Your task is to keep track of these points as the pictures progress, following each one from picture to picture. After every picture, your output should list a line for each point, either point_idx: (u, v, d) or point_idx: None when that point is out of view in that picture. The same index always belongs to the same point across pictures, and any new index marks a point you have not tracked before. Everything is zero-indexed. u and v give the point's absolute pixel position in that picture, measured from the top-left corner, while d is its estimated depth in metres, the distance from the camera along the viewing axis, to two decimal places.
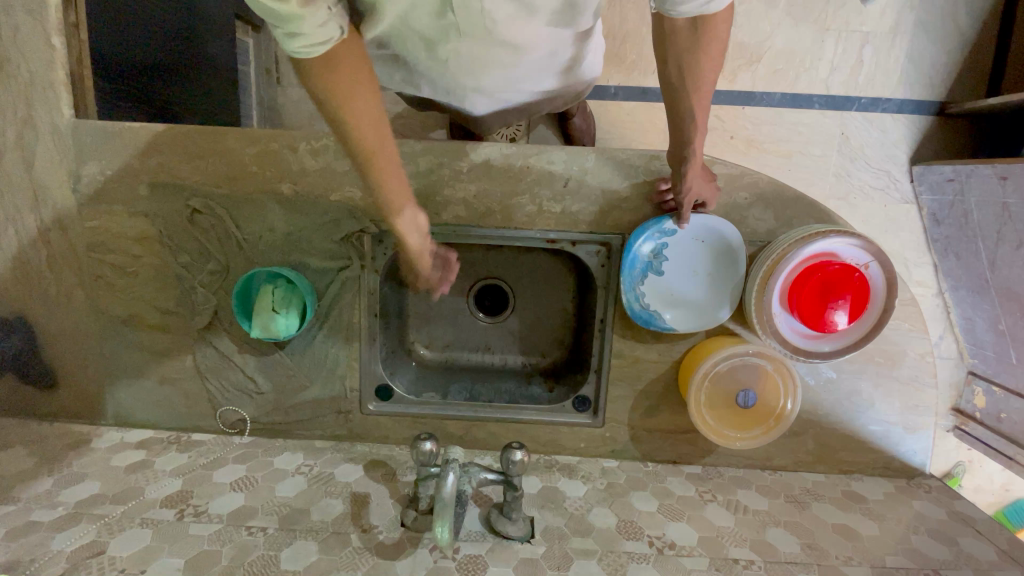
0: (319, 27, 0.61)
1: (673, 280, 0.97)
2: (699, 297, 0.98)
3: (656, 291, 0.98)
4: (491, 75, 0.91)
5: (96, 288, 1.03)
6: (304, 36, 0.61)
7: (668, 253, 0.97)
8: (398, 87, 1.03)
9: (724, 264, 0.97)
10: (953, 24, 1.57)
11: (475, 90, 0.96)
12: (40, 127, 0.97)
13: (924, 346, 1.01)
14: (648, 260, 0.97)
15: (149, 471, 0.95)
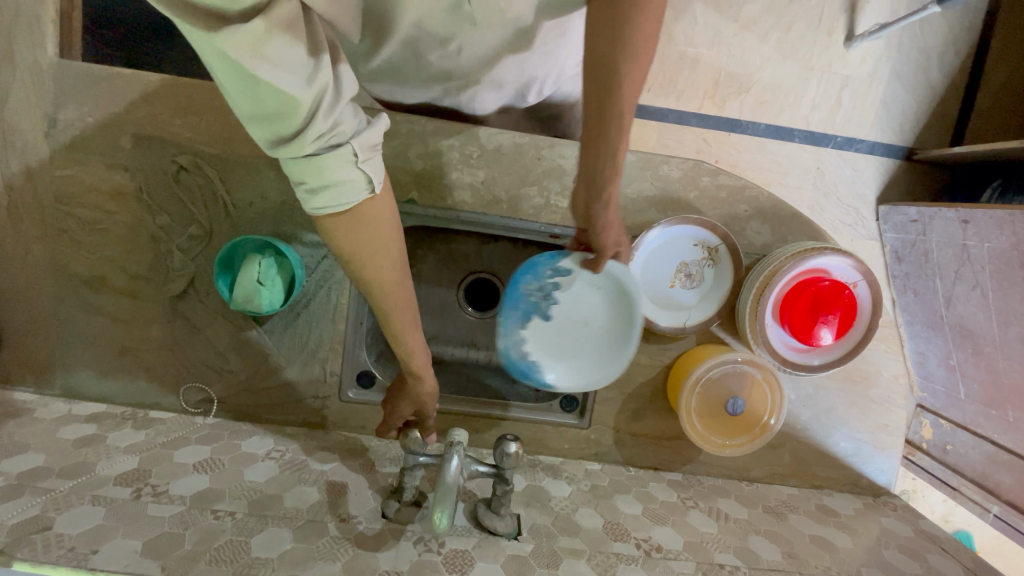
0: (345, 174, 0.55)
1: (565, 326, 0.86)
2: (592, 350, 0.87)
3: (540, 338, 0.86)
4: (509, 69, 0.83)
5: (59, 244, 0.94)
6: (326, 189, 0.55)
7: (558, 296, 0.84)
8: (407, 97, 0.91)
9: (614, 312, 0.85)
10: (924, 76, 1.70)
11: (493, 85, 0.86)
12: (16, 62, 0.89)
13: (897, 367, 1.06)
14: (537, 302, 0.84)
15: (102, 447, 0.86)
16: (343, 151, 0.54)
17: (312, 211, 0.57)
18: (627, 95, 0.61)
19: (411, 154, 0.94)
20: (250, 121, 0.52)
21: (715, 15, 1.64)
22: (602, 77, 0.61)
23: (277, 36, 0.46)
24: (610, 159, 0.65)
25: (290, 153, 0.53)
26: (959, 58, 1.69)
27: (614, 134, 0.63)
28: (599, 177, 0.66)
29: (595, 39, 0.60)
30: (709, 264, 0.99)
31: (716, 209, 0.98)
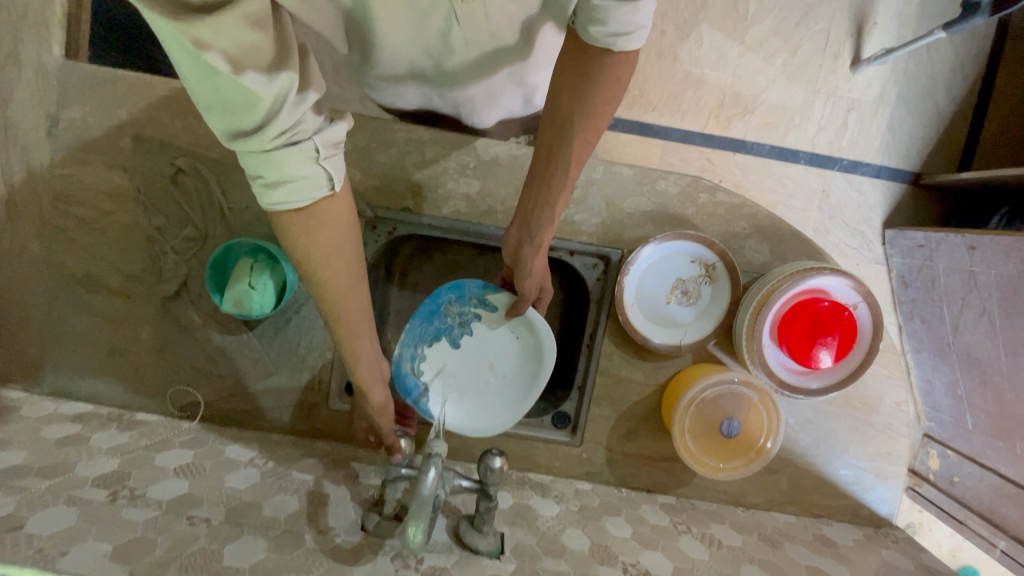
0: (306, 171, 0.55)
1: (472, 358, 0.96)
2: (485, 387, 0.96)
3: (438, 360, 0.95)
4: (504, 85, 0.83)
5: (55, 241, 0.95)
6: (284, 183, 0.55)
7: (474, 328, 0.95)
8: (405, 108, 0.91)
9: (524, 363, 0.95)
10: (931, 102, 1.69)
11: (490, 104, 0.86)
12: (24, 62, 0.91)
13: (900, 394, 1.03)
14: (452, 325, 0.94)
15: (83, 447, 0.85)
16: (304, 147, 0.54)
17: (267, 205, 0.57)
18: (578, 149, 0.68)
19: (408, 163, 0.94)
20: (205, 110, 0.50)
21: (721, 37, 1.65)
22: (558, 130, 0.68)
23: (241, 27, 0.45)
24: (546, 207, 0.73)
25: (247, 146, 0.51)
26: (966, 84, 1.68)
27: (557, 185, 0.71)
28: (534, 220, 0.75)
29: (559, 92, 0.67)
30: (707, 281, 0.97)
31: (714, 226, 0.97)
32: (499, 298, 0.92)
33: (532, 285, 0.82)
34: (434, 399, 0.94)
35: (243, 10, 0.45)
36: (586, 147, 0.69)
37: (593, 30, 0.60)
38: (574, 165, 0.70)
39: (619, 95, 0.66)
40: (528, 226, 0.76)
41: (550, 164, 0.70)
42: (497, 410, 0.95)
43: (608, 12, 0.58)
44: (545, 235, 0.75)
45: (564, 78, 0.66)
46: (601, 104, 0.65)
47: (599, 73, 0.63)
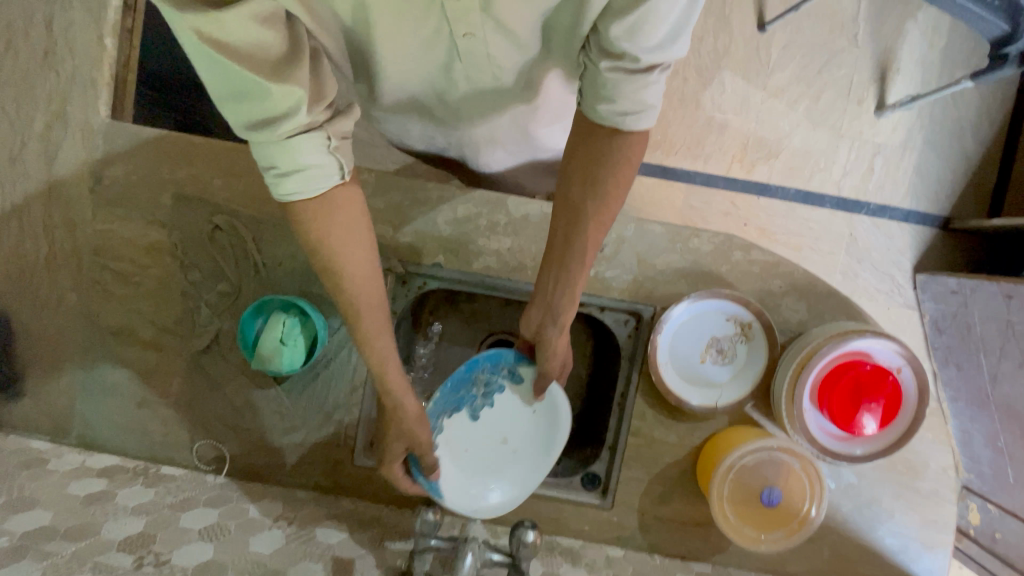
0: (319, 159, 0.60)
1: (487, 429, 0.92)
2: (496, 460, 0.93)
3: (454, 428, 0.90)
4: (501, 123, 0.87)
5: (92, 294, 0.96)
6: (298, 170, 0.60)
7: (493, 400, 0.91)
8: (413, 141, 1.00)
9: (540, 434, 0.93)
10: (959, 146, 1.67)
11: (489, 141, 0.93)
12: (72, 122, 0.95)
13: (945, 458, 1.01)
14: (473, 394, 0.90)
15: (110, 505, 0.83)
16: (316, 137, 0.59)
17: (282, 196, 0.61)
18: (595, 232, 0.71)
19: (440, 220, 0.95)
20: (227, 107, 0.57)
21: (743, 83, 1.67)
22: (575, 216, 0.71)
23: (250, 23, 0.52)
24: (567, 289, 0.75)
25: (265, 136, 0.57)
26: (994, 128, 1.67)
27: (578, 267, 0.73)
28: (555, 302, 0.77)
29: (571, 180, 0.71)
30: (742, 340, 0.95)
31: (749, 284, 0.95)
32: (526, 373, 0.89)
33: (555, 362, 0.85)
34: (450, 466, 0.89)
35: (254, 9, 0.52)
36: (603, 230, 0.71)
37: (602, 108, 0.64)
38: (593, 249, 0.72)
39: (633, 172, 0.69)
40: (551, 311, 0.78)
41: (565, 251, 0.73)
42: (506, 483, 0.93)
43: (616, 90, 0.62)
44: (567, 314, 0.78)
45: (576, 163, 0.70)
46: (615, 185, 0.68)
47: (612, 149, 0.67)
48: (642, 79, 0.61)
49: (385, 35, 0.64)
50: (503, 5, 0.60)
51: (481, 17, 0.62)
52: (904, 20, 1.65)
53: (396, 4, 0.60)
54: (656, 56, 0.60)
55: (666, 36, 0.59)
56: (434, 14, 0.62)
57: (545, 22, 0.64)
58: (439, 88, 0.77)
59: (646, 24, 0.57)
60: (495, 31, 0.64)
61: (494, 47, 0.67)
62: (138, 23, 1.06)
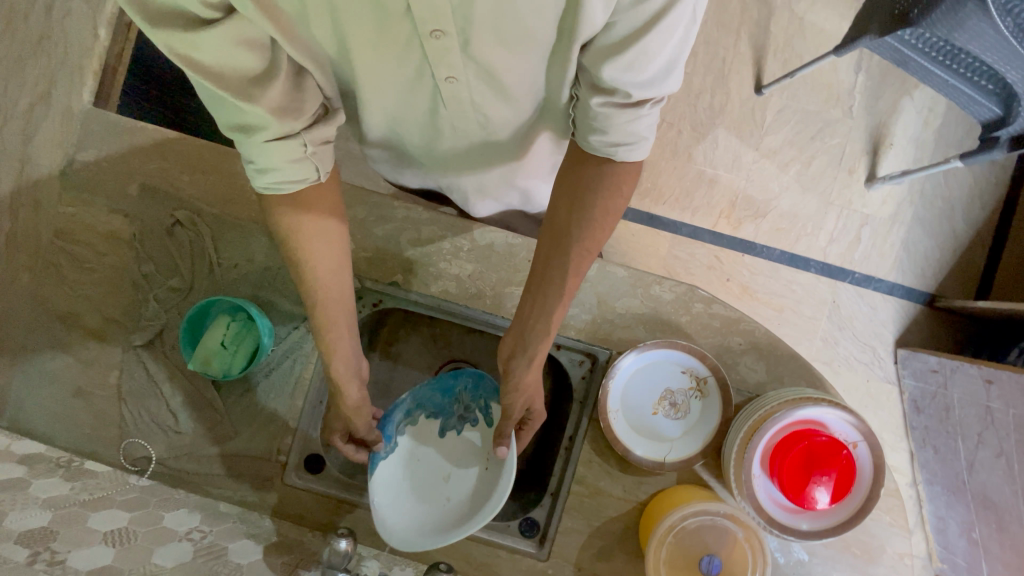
0: (291, 164, 0.63)
1: (443, 458, 0.93)
2: (433, 497, 0.89)
3: (420, 439, 0.94)
4: (493, 177, 0.92)
5: (46, 276, 0.95)
6: (274, 170, 0.63)
7: (465, 430, 0.94)
8: (410, 184, 1.04)
9: (477, 494, 0.87)
10: (948, 225, 1.67)
11: (477, 191, 0.96)
12: (54, 105, 0.96)
13: (903, 544, 0.93)
14: (452, 415, 0.95)
15: (18, 495, 0.76)
16: (294, 142, 0.61)
17: (259, 188, 0.65)
18: (576, 257, 0.72)
19: (403, 240, 0.94)
20: (213, 109, 0.59)
21: (736, 141, 1.69)
22: (558, 240, 0.72)
23: (225, 46, 0.53)
24: (543, 318, 0.76)
25: (241, 139, 0.60)
26: (984, 212, 1.67)
27: (556, 292, 0.74)
28: (529, 330, 0.77)
29: (558, 203, 0.72)
30: (697, 396, 0.92)
31: (708, 337, 0.93)
32: (497, 416, 0.93)
33: (517, 403, 0.83)
34: (392, 460, 0.91)
35: (234, 33, 0.52)
36: (584, 258, 0.72)
37: (594, 140, 0.65)
38: (571, 276, 0.73)
39: (620, 206, 0.70)
40: (523, 339, 0.78)
41: (547, 276, 0.74)
42: (417, 519, 0.87)
43: (608, 122, 0.62)
44: (540, 346, 0.77)
45: (565, 189, 0.71)
46: (600, 214, 0.69)
47: (600, 182, 0.68)
48: (635, 112, 0.60)
49: (367, 73, 0.66)
50: (481, 51, 0.60)
51: (461, 58, 0.62)
52: (898, 98, 1.69)
53: (376, 42, 0.60)
54: (648, 91, 0.59)
55: (660, 72, 0.57)
56: (414, 56, 0.63)
57: (537, 78, 0.67)
58: (427, 135, 0.80)
59: (640, 61, 0.56)
60: (477, 78, 0.65)
61: (476, 92, 0.68)
62: (138, 19, 1.09)
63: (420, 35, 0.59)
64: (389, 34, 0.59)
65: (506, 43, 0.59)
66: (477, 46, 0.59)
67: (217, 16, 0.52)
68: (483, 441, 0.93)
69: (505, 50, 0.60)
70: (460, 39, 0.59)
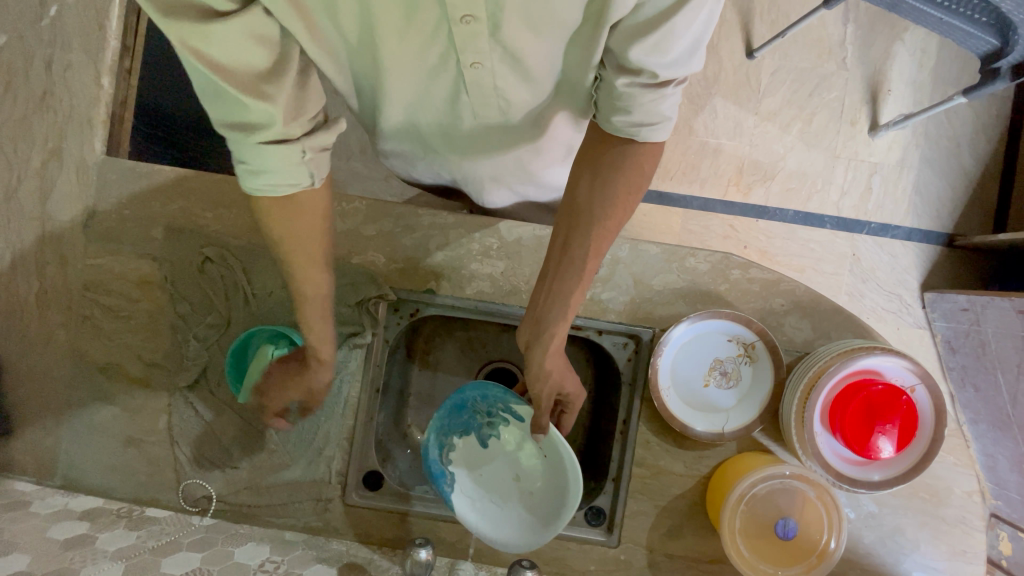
0: (285, 167, 0.62)
1: (499, 464, 0.93)
2: (514, 500, 0.90)
3: (463, 461, 0.93)
4: (509, 165, 0.91)
5: (82, 330, 0.95)
6: (267, 172, 0.62)
7: (501, 429, 0.93)
8: (421, 176, 1.03)
9: (552, 479, 0.88)
10: (957, 163, 1.66)
11: (492, 180, 0.96)
12: (67, 159, 0.96)
13: (970, 483, 0.92)
14: (479, 422, 0.93)
15: (90, 550, 0.76)
16: (291, 149, 0.60)
17: (250, 188, 0.64)
18: (596, 237, 0.70)
19: (432, 246, 0.94)
20: (209, 102, 0.57)
21: (735, 108, 1.68)
22: (579, 219, 0.71)
23: (239, 39, 0.52)
24: (559, 299, 0.74)
25: (239, 138, 0.59)
26: (991, 145, 1.66)
27: (572, 272, 0.72)
28: (547, 312, 0.75)
29: (579, 182, 0.71)
30: (747, 362, 0.92)
31: (750, 303, 0.92)
32: (523, 410, 0.90)
33: (544, 390, 0.82)
34: (461, 491, 0.91)
35: (249, 26, 0.52)
36: (605, 236, 0.71)
37: (617, 119, 0.64)
38: (591, 255, 0.71)
39: (643, 183, 0.69)
40: (541, 320, 0.76)
41: (568, 254, 0.72)
42: (516, 526, 0.88)
43: (632, 103, 0.62)
44: (557, 328, 0.75)
45: (587, 166, 0.70)
46: (623, 191, 0.68)
47: (626, 155, 0.67)
48: (659, 91, 0.60)
49: (392, 64, 0.65)
50: (511, 34, 0.60)
51: (489, 43, 0.61)
52: (891, 42, 1.68)
53: (403, 30, 0.61)
54: (673, 71, 0.59)
55: (685, 51, 0.58)
56: (440, 41, 0.62)
57: (559, 58, 0.66)
58: (444, 124, 0.79)
59: (665, 41, 0.56)
60: (503, 61, 0.64)
61: (499, 77, 0.67)
62: (136, 63, 1.08)
63: (449, 20, 0.59)
64: (417, 19, 0.59)
65: (534, 25, 0.59)
66: (507, 29, 0.59)
67: (231, 8, 0.51)
68: (523, 436, 0.91)
69: (532, 30, 0.60)
70: (490, 23, 0.59)
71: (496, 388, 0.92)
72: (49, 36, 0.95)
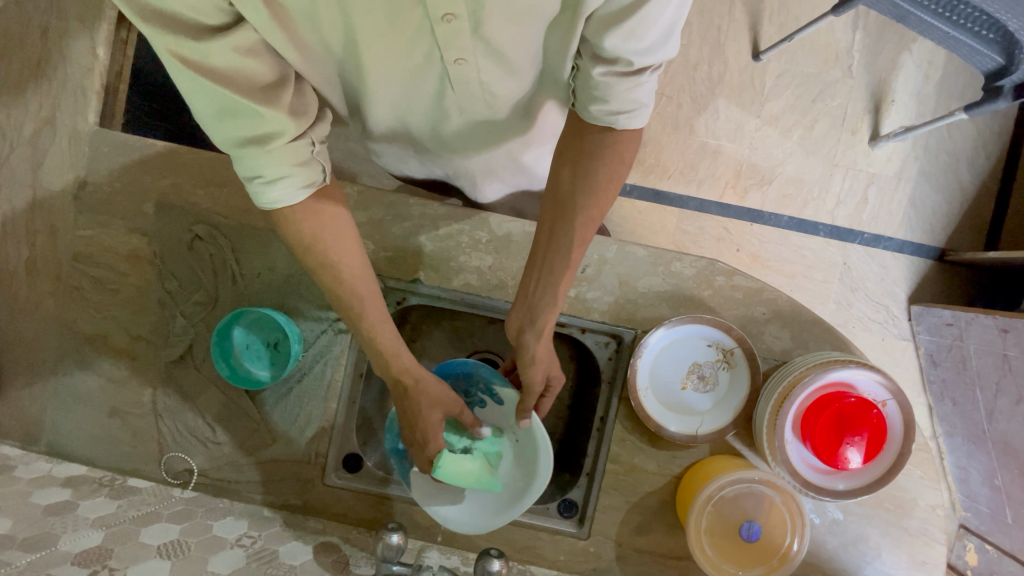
0: (298, 168, 0.62)
1: None
2: None
3: None
4: (499, 157, 0.91)
5: (69, 301, 0.95)
6: (283, 177, 0.61)
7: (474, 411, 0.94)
8: (412, 172, 1.02)
9: (514, 467, 0.91)
10: (954, 177, 1.66)
11: (482, 174, 0.96)
12: (59, 128, 0.95)
13: (936, 497, 0.94)
14: None
15: (69, 516, 0.78)
16: (301, 146, 0.61)
17: (264, 201, 0.63)
18: (581, 228, 0.71)
19: (422, 237, 0.95)
20: (212, 122, 0.57)
21: (737, 111, 1.68)
22: (563, 208, 0.71)
23: (230, 52, 0.53)
24: (549, 288, 0.76)
25: (249, 150, 0.59)
26: (990, 161, 1.66)
27: (562, 263, 0.73)
28: (537, 301, 0.77)
29: (560, 171, 0.71)
30: (725, 367, 0.94)
31: (732, 310, 0.94)
32: (506, 393, 0.91)
33: (536, 374, 0.82)
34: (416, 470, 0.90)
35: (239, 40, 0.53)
36: (589, 226, 0.72)
37: (594, 108, 0.64)
38: (577, 246, 0.72)
39: (623, 171, 0.69)
40: (534, 308, 0.78)
41: (554, 243, 0.73)
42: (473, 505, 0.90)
43: (609, 92, 0.62)
44: (549, 316, 0.77)
45: (567, 156, 0.70)
46: (603, 181, 0.68)
47: (603, 146, 0.67)
48: (636, 79, 0.60)
49: (374, 66, 0.66)
50: (493, 31, 0.60)
51: (472, 40, 0.61)
52: (898, 52, 1.67)
53: (386, 33, 0.60)
54: (648, 58, 0.59)
55: (658, 38, 0.58)
56: (424, 42, 0.62)
57: (539, 46, 0.65)
58: (433, 120, 0.79)
59: (640, 28, 0.56)
60: (486, 56, 0.64)
61: (484, 73, 0.67)
62: (133, 35, 1.08)
63: (431, 19, 0.59)
64: (400, 21, 0.59)
65: (515, 20, 0.58)
66: (489, 26, 0.59)
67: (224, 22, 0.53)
68: (494, 421, 0.93)
69: (515, 26, 0.59)
70: (471, 21, 0.59)
71: (484, 368, 0.91)
72: (46, 4, 0.94)
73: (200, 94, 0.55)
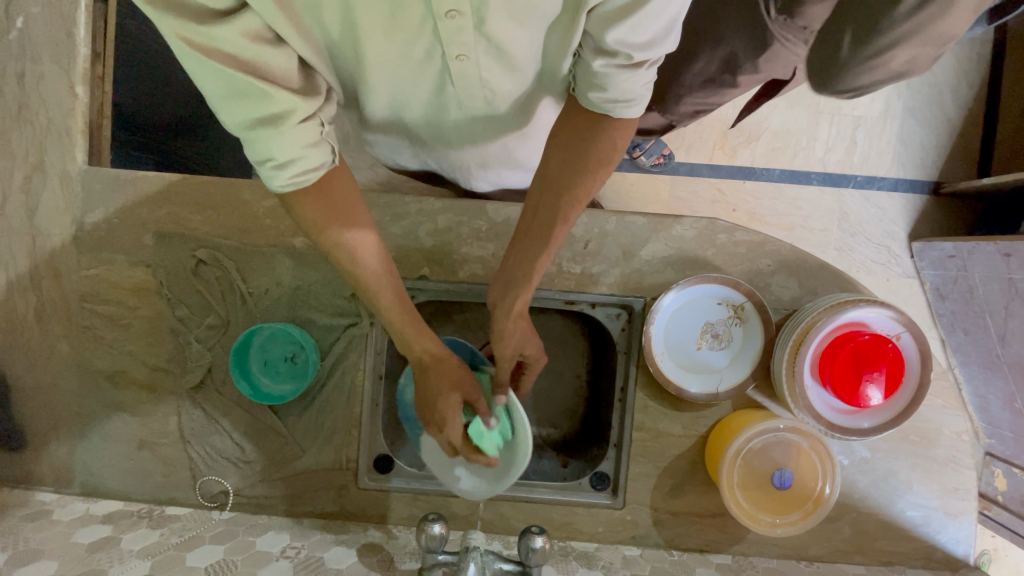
0: (311, 148, 0.61)
1: None
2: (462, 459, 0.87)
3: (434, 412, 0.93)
4: (495, 151, 0.90)
5: (83, 341, 0.96)
6: (295, 157, 0.60)
7: None
8: (407, 164, 1.02)
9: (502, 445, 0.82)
10: (941, 109, 1.65)
11: (480, 166, 0.95)
12: (49, 172, 0.96)
13: (959, 423, 0.95)
14: None
15: (114, 551, 0.79)
16: (312, 124, 0.60)
17: (278, 185, 0.62)
18: (565, 204, 0.70)
19: (422, 233, 0.95)
20: (224, 102, 0.56)
21: None
22: (548, 184, 0.71)
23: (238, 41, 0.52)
24: (524, 267, 0.74)
25: (259, 133, 0.57)
26: (974, 89, 1.65)
27: (539, 242, 0.72)
28: (513, 278, 0.76)
29: (552, 148, 0.70)
30: (737, 323, 0.94)
31: (737, 265, 0.94)
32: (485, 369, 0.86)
33: (506, 352, 0.79)
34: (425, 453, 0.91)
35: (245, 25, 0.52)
36: (573, 207, 0.70)
37: (593, 96, 0.64)
38: (557, 224, 0.71)
39: (615, 158, 0.69)
40: (508, 286, 0.77)
41: (537, 217, 0.73)
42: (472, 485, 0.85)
43: (609, 81, 0.62)
44: (522, 296, 0.76)
45: (563, 133, 0.70)
46: (592, 160, 0.67)
47: (594, 125, 0.67)
48: (634, 71, 0.60)
49: (375, 62, 0.66)
50: (495, 28, 0.61)
51: (473, 36, 0.62)
52: None
53: (387, 29, 0.61)
54: (649, 52, 0.59)
55: (659, 32, 0.58)
56: (426, 37, 0.63)
57: (539, 46, 0.66)
58: (432, 116, 0.80)
59: (642, 22, 0.56)
60: (487, 53, 0.65)
61: (486, 71, 0.68)
62: (108, 69, 1.07)
63: (433, 16, 0.59)
64: (403, 18, 0.60)
65: (517, 16, 0.59)
66: (491, 23, 0.60)
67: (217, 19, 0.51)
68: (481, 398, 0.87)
69: (516, 21, 0.60)
70: (474, 17, 0.60)
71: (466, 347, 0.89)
72: (17, 49, 0.94)
73: (207, 74, 0.53)
